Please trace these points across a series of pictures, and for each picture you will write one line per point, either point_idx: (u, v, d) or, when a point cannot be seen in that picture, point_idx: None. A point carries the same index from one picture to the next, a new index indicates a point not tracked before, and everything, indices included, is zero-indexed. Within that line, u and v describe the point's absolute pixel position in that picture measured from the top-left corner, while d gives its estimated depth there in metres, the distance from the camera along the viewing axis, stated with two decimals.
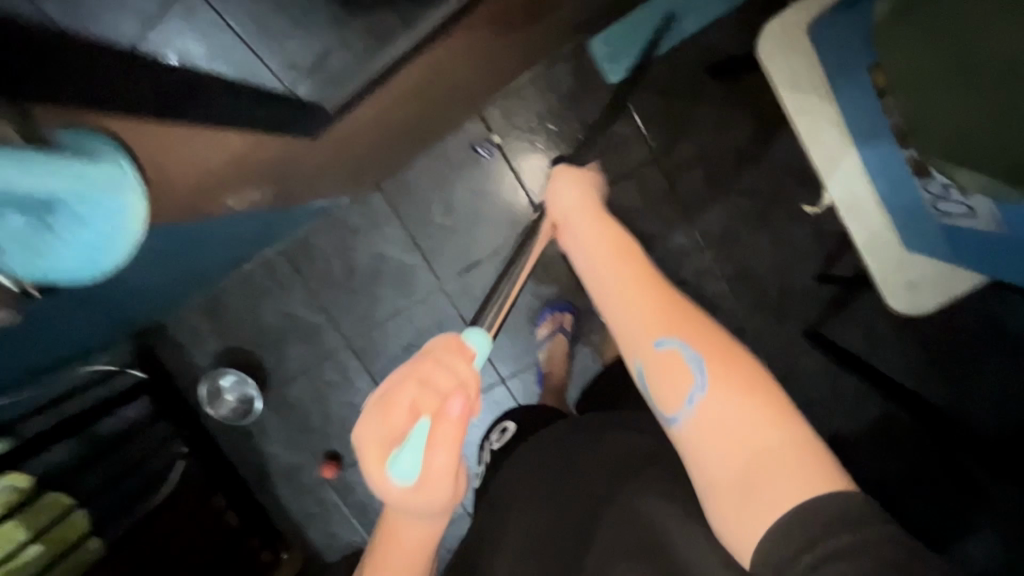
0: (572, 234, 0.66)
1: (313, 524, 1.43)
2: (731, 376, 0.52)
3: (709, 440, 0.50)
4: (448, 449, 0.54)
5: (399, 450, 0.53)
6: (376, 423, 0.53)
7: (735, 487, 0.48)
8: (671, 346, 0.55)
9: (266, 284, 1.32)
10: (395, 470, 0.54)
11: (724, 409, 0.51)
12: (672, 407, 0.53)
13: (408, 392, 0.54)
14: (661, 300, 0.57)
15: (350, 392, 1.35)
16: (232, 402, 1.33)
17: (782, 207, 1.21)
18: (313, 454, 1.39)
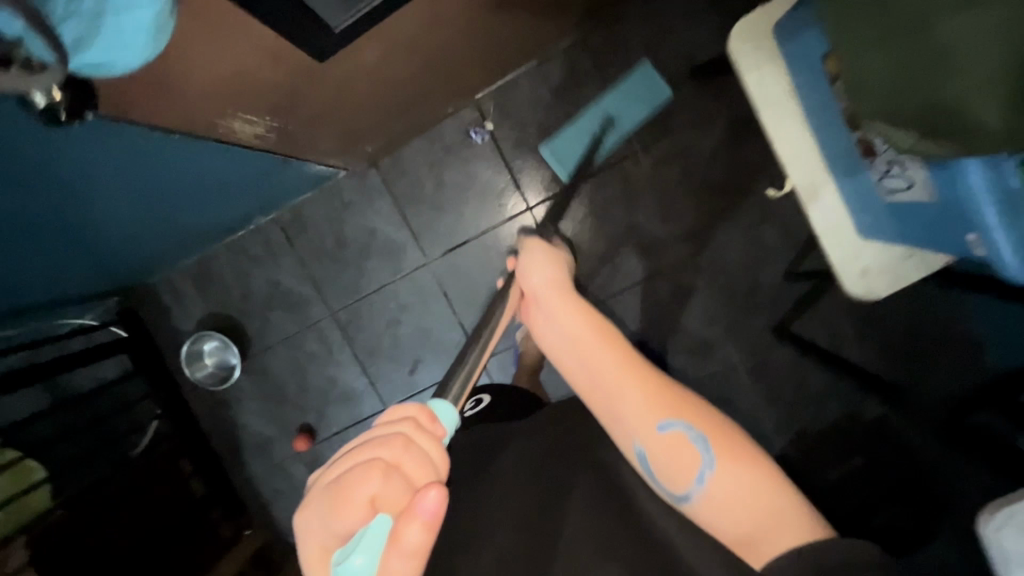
0: (548, 316, 0.74)
1: (279, 500, 1.42)
2: (721, 443, 0.62)
3: (719, 510, 0.58)
4: (411, 555, 0.45)
5: (354, 545, 0.45)
6: (335, 511, 0.46)
7: (740, 536, 0.57)
8: (674, 428, 0.63)
9: (256, 251, 1.33)
10: (345, 570, 0.44)
11: (729, 480, 0.59)
12: (683, 486, 0.61)
13: (369, 479, 0.46)
14: (655, 387, 0.66)
15: (329, 365, 1.35)
16: (210, 367, 1.34)
17: (757, 209, 1.23)
18: (286, 427, 1.38)
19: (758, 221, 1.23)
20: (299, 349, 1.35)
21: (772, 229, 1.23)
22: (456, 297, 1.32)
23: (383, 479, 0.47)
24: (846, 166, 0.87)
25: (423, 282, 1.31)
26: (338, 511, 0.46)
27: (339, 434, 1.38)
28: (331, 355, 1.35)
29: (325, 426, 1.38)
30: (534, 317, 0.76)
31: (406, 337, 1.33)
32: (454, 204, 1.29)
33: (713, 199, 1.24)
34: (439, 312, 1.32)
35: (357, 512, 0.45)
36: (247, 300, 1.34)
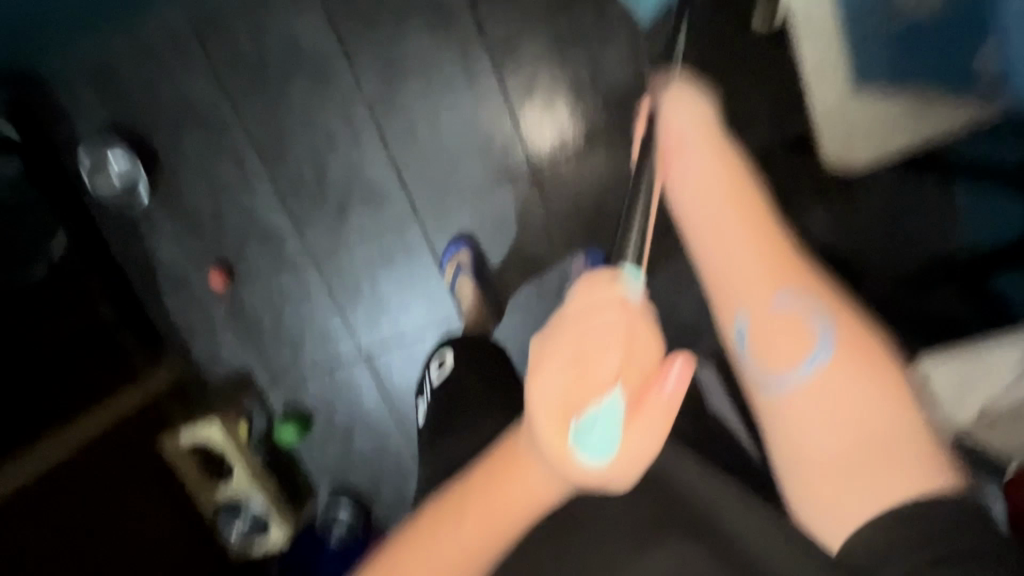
0: (688, 181, 0.58)
1: (197, 338, 1.36)
2: (853, 348, 0.50)
3: (820, 417, 0.49)
4: (655, 428, 0.48)
5: (582, 436, 0.46)
6: (563, 384, 0.47)
7: (845, 482, 0.47)
8: (790, 304, 0.51)
9: (166, 53, 1.17)
10: (584, 457, 0.46)
11: (842, 382, 0.49)
12: (782, 369, 0.50)
13: (603, 358, 0.48)
14: (773, 255, 0.53)
15: (249, 197, 1.23)
16: (116, 183, 1.21)
17: (745, 63, 1.04)
18: (202, 261, 1.29)
19: (743, 84, 1.05)
20: (217, 178, 1.23)
21: (758, 94, 1.05)
22: (394, 136, 1.17)
23: (606, 328, 0.49)
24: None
25: (357, 114, 1.17)
26: (571, 399, 0.47)
27: (260, 275, 1.29)
28: (252, 188, 1.23)
29: (246, 265, 1.29)
30: (673, 173, 0.60)
31: (336, 176, 1.20)
32: (396, 24, 1.12)
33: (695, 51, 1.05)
34: (371, 149, 1.18)
35: (590, 406, 0.46)
36: (159, 114, 1.20)
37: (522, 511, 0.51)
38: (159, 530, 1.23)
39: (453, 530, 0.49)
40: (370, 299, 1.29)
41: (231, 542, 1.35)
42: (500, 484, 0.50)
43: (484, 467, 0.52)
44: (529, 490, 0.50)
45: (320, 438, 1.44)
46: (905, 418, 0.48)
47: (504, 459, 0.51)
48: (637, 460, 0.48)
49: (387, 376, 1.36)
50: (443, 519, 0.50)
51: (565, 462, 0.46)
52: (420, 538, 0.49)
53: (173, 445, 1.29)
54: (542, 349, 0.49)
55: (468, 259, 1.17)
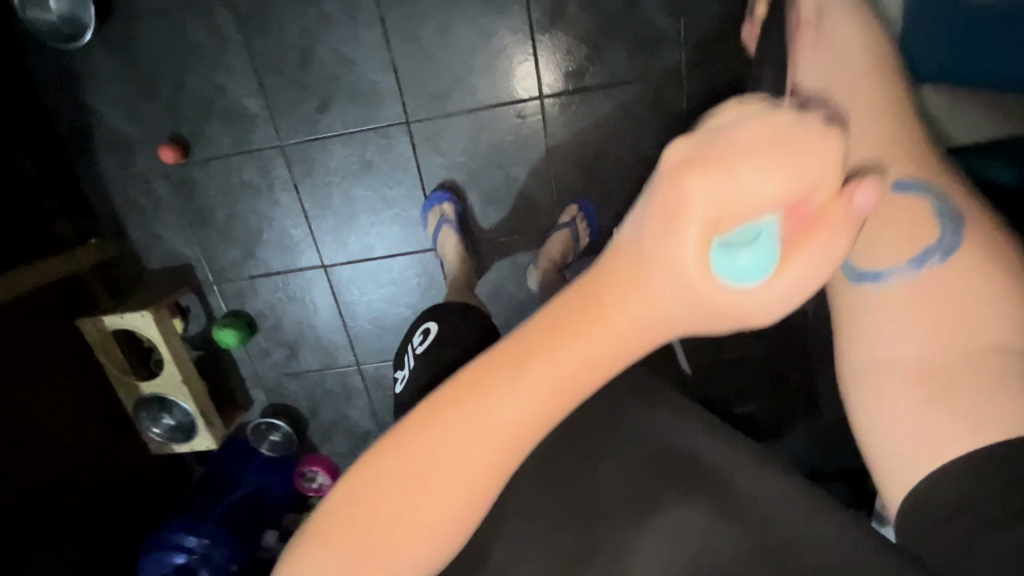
0: (834, 63, 0.52)
1: (135, 216, 1.21)
2: (985, 245, 0.41)
3: (926, 318, 0.40)
4: (821, 254, 0.30)
5: (728, 252, 0.29)
6: (741, 185, 0.28)
7: (926, 401, 0.38)
8: (910, 203, 0.43)
9: None
10: (729, 277, 0.29)
11: (953, 291, 0.40)
12: (888, 268, 0.42)
13: (778, 160, 0.29)
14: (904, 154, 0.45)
15: (217, 67, 1.08)
16: (52, 17, 1.02)
17: None
18: (151, 130, 1.13)
19: None
20: (182, 36, 1.06)
21: None
22: (397, 29, 1.05)
23: (803, 158, 0.30)
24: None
25: None
26: (732, 204, 0.28)
27: (220, 158, 1.15)
28: (223, 55, 1.07)
29: (204, 144, 1.14)
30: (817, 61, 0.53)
31: (323, 61, 1.07)
32: None
33: None
34: (369, 40, 1.05)
35: (743, 215, 0.29)
36: None
37: (607, 362, 0.32)
38: (63, 417, 1.14)
39: (507, 395, 0.32)
40: (340, 210, 1.19)
41: (156, 437, 1.28)
42: (575, 334, 0.31)
43: (539, 319, 0.32)
44: (628, 332, 0.31)
45: (262, 347, 1.35)
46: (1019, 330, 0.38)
47: (588, 293, 0.32)
48: (789, 298, 0.31)
49: (346, 293, 1.29)
50: (500, 377, 0.32)
51: (704, 287, 0.29)
52: (469, 390, 0.33)
53: (95, 327, 1.18)
54: (688, 150, 0.30)
55: (453, 213, 1.11)
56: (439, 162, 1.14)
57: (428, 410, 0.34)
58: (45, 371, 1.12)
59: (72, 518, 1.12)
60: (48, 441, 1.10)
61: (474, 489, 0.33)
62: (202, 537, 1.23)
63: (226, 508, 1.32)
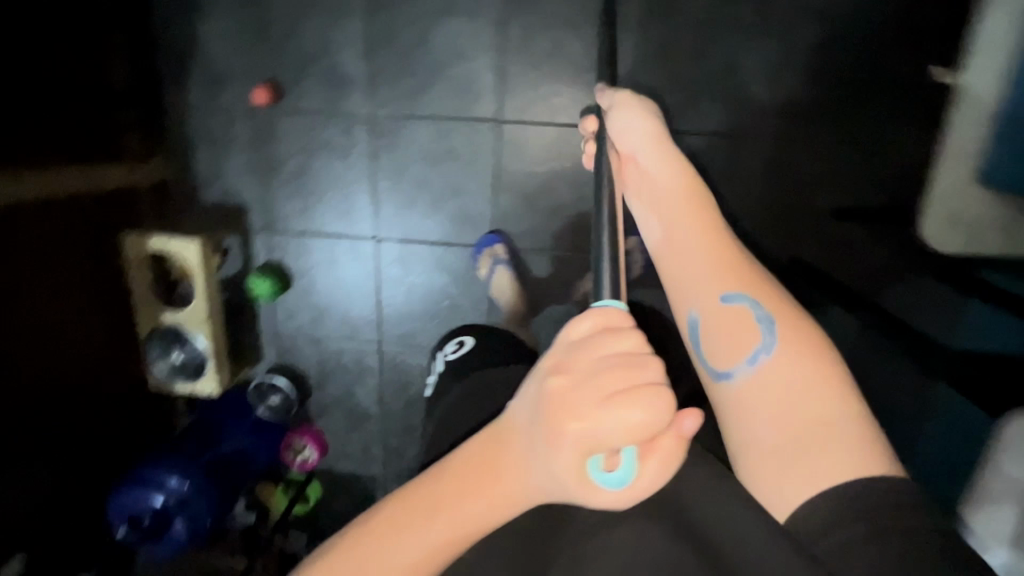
0: (645, 182, 0.63)
1: (204, 148, 1.21)
2: (797, 337, 0.50)
3: (768, 401, 0.48)
4: (667, 466, 0.41)
5: (595, 467, 0.41)
6: (607, 429, 0.39)
7: (782, 471, 0.46)
8: (740, 302, 0.51)
9: None
10: (602, 485, 0.41)
11: (787, 373, 0.48)
12: (729, 362, 0.50)
13: (633, 406, 0.39)
14: (726, 259, 0.54)
15: (331, 27, 1.12)
16: None
17: (871, 123, 1.04)
18: (249, 70, 1.15)
19: (862, 137, 1.05)
20: None
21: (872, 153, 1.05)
22: (511, 34, 1.09)
23: (642, 402, 0.39)
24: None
25: None
26: (595, 439, 0.39)
27: (307, 113, 1.17)
28: (341, 20, 1.11)
29: (295, 96, 1.16)
30: (629, 174, 0.65)
31: (434, 48, 1.11)
32: None
33: (836, 88, 1.04)
34: (482, 38, 1.10)
35: (600, 445, 0.39)
36: None
37: (485, 520, 0.44)
38: (79, 331, 1.10)
39: (416, 544, 0.43)
40: (408, 188, 1.21)
41: (160, 370, 1.23)
42: (467, 497, 0.43)
43: (436, 485, 0.44)
44: (513, 501, 0.43)
45: (289, 306, 1.33)
46: (832, 398, 0.47)
47: (474, 470, 0.44)
48: (647, 487, 0.42)
49: (388, 270, 1.29)
50: (409, 525, 0.44)
51: (575, 488, 0.41)
52: (382, 537, 0.44)
53: (135, 244, 1.16)
54: (564, 379, 0.41)
55: (504, 254, 1.20)
56: (516, 166, 1.18)
57: (348, 551, 0.44)
58: (75, 280, 1.09)
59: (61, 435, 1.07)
60: (60, 350, 1.06)
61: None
62: (184, 482, 1.15)
63: (211, 460, 1.29)
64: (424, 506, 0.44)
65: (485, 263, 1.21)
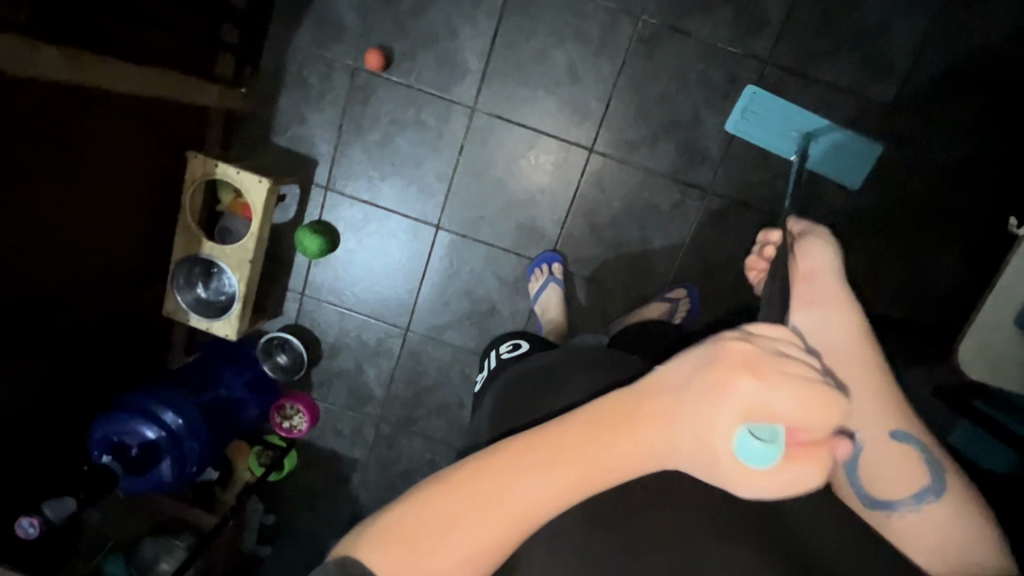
0: (820, 307, 0.58)
1: (294, 91, 1.19)
2: (957, 490, 0.50)
3: (921, 537, 0.49)
4: (814, 475, 0.43)
5: (747, 438, 0.43)
6: (781, 401, 0.42)
7: None
8: (908, 443, 0.52)
9: None
10: (748, 458, 0.43)
11: (949, 518, 0.49)
12: (894, 495, 0.51)
13: (810, 394, 0.42)
14: (895, 396, 0.54)
15: (463, 15, 1.13)
16: None
17: (924, 246, 1.13)
18: (368, 31, 1.15)
19: (909, 256, 1.14)
20: None
21: (914, 275, 1.14)
22: (629, 75, 1.14)
23: (822, 393, 0.43)
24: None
25: (617, 31, 1.13)
26: (755, 402, 0.42)
27: (411, 88, 1.17)
28: (474, 12, 1.13)
29: (406, 68, 1.16)
30: (804, 295, 0.60)
31: (553, 65, 1.15)
32: None
33: (902, 207, 1.13)
34: (601, 70, 1.15)
35: (765, 418, 0.42)
36: None
37: (612, 477, 0.45)
38: (118, 235, 1.04)
39: (536, 483, 0.43)
40: (484, 187, 1.23)
41: (178, 300, 1.17)
42: (598, 443, 0.45)
43: (567, 431, 0.45)
44: (647, 454, 0.45)
45: (327, 269, 1.30)
46: (985, 541, 0.48)
47: (609, 422, 0.45)
48: (786, 486, 0.43)
49: (437, 259, 1.28)
50: (533, 465, 0.44)
51: (723, 452, 0.43)
52: (507, 467, 0.44)
53: (195, 165, 1.11)
54: (749, 349, 0.44)
55: (560, 275, 1.22)
56: (593, 194, 1.21)
57: (469, 473, 0.44)
58: (132, 183, 1.02)
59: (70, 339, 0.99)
60: (93, 252, 0.99)
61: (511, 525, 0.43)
62: (180, 418, 1.07)
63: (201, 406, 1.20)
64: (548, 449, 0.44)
65: (539, 280, 1.22)
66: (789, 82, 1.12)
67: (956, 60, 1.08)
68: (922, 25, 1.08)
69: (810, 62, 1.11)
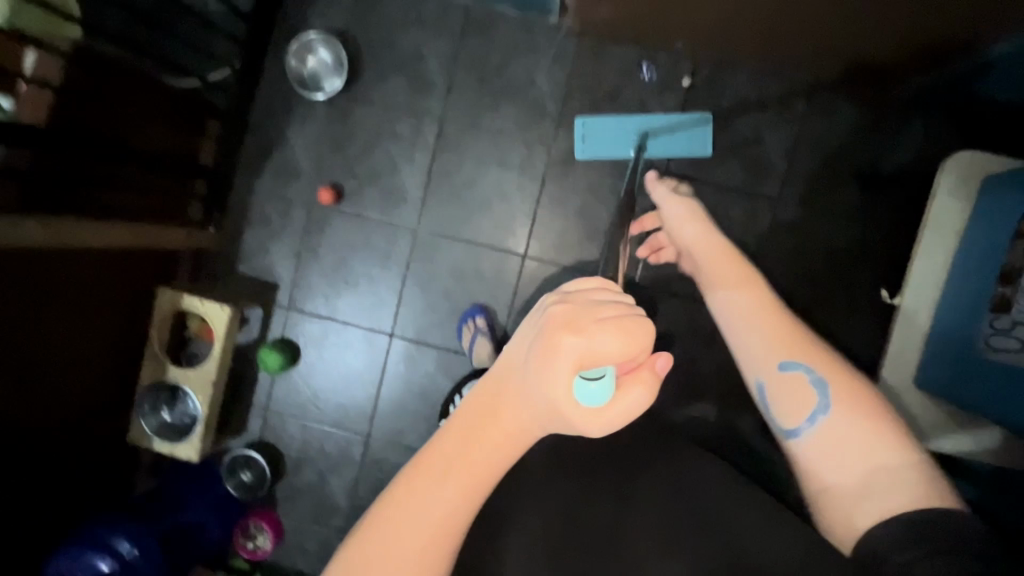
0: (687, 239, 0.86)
1: (257, 228, 1.34)
2: (852, 399, 0.59)
3: (829, 454, 0.58)
4: (644, 393, 0.51)
5: (584, 385, 0.50)
6: (598, 345, 0.49)
7: (853, 503, 0.55)
8: (797, 369, 0.62)
9: (428, 17, 1.27)
10: (587, 396, 0.50)
11: (843, 427, 0.58)
12: (796, 420, 0.61)
13: (621, 332, 0.50)
14: (781, 327, 0.65)
15: (401, 155, 1.31)
16: (303, 71, 1.27)
17: (830, 317, 1.24)
18: (320, 174, 1.32)
19: (821, 327, 1.25)
20: (391, 125, 1.30)
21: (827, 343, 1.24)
22: (549, 193, 1.31)
23: (633, 333, 0.50)
24: (1000, 225, 0.88)
25: (536, 159, 1.30)
26: (586, 351, 0.49)
27: (362, 216, 1.33)
28: (411, 150, 1.31)
29: (355, 202, 1.33)
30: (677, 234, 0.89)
31: (483, 189, 1.32)
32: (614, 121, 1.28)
33: (805, 285, 1.25)
34: (526, 191, 1.31)
35: (593, 361, 0.49)
36: (381, 51, 1.28)
37: (497, 462, 0.52)
38: (81, 373, 1.10)
39: (434, 492, 0.50)
40: (431, 297, 1.35)
41: (144, 426, 1.21)
42: (472, 441, 0.51)
43: (444, 441, 0.51)
44: (510, 431, 0.52)
45: (289, 383, 1.38)
46: (887, 449, 0.56)
47: (476, 420, 0.52)
48: (627, 415, 0.51)
49: (393, 366, 1.36)
50: (429, 478, 0.50)
51: (568, 404, 0.49)
52: (405, 494, 0.50)
53: (166, 298, 1.22)
54: (564, 306, 0.52)
55: (485, 326, 1.28)
56: (532, 294, 1.33)
57: (371, 521, 0.50)
58: (97, 325, 1.11)
59: (11, 482, 1.01)
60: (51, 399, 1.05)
61: (433, 535, 0.49)
62: (137, 549, 1.08)
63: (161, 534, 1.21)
64: (442, 461, 0.51)
65: (467, 334, 1.28)
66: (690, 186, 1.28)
67: (829, 159, 1.25)
68: (795, 134, 1.25)
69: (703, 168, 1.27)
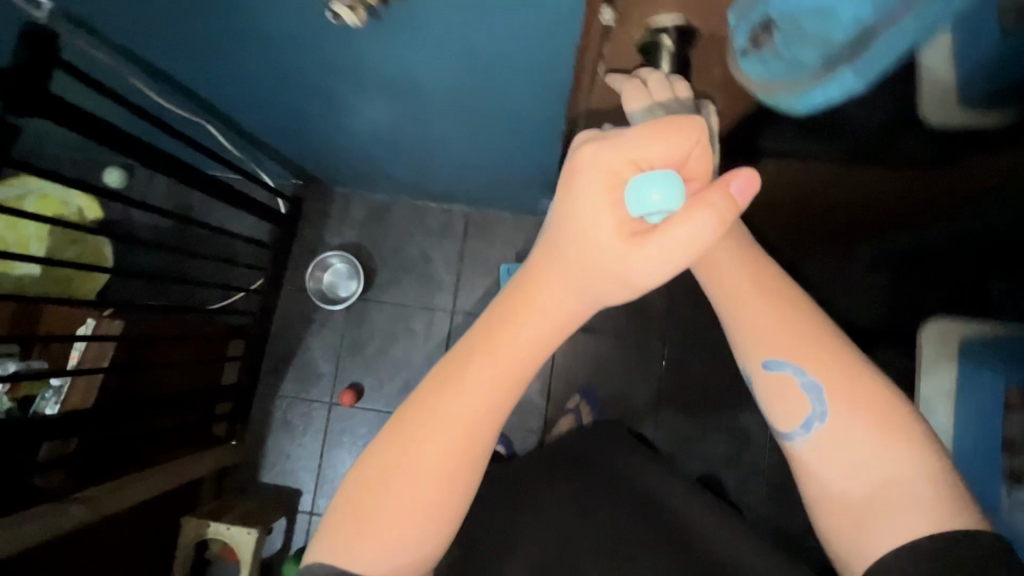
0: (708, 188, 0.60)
1: (279, 434, 1.36)
2: (869, 411, 0.53)
3: (832, 464, 0.53)
4: (713, 217, 0.45)
5: (639, 195, 0.45)
6: (631, 153, 0.45)
7: (855, 522, 0.52)
8: (787, 370, 0.55)
9: (432, 225, 1.40)
10: (637, 207, 0.45)
11: (848, 439, 0.53)
12: (789, 426, 0.56)
13: (658, 138, 0.46)
14: (780, 306, 0.56)
15: (418, 349, 1.37)
16: (322, 283, 1.37)
17: None
18: (340, 376, 1.37)
19: None
20: (405, 322, 1.38)
21: None
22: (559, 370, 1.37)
23: (674, 129, 0.46)
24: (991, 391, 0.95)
25: None
26: (621, 159, 0.45)
27: (381, 411, 1.36)
28: (425, 343, 1.38)
29: (375, 398, 1.36)
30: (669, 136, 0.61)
31: None
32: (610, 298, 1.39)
33: None
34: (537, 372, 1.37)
35: (633, 172, 0.46)
36: (393, 258, 1.39)
37: (528, 360, 0.51)
38: None
39: (453, 410, 0.50)
40: None
41: None
42: (501, 334, 0.50)
43: (467, 342, 0.52)
44: (542, 313, 0.50)
45: None
46: (893, 459, 0.51)
47: (515, 299, 0.51)
48: (689, 245, 0.45)
49: None
50: (444, 394, 0.51)
51: (626, 221, 0.46)
52: (428, 401, 0.51)
53: (191, 528, 1.18)
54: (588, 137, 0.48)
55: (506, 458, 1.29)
56: None
57: (390, 443, 0.52)
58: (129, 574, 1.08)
59: None
60: None
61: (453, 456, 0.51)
62: None
63: None
64: (461, 356, 0.51)
65: None
66: (688, 351, 1.36)
67: None
68: None
69: (696, 334, 1.37)
